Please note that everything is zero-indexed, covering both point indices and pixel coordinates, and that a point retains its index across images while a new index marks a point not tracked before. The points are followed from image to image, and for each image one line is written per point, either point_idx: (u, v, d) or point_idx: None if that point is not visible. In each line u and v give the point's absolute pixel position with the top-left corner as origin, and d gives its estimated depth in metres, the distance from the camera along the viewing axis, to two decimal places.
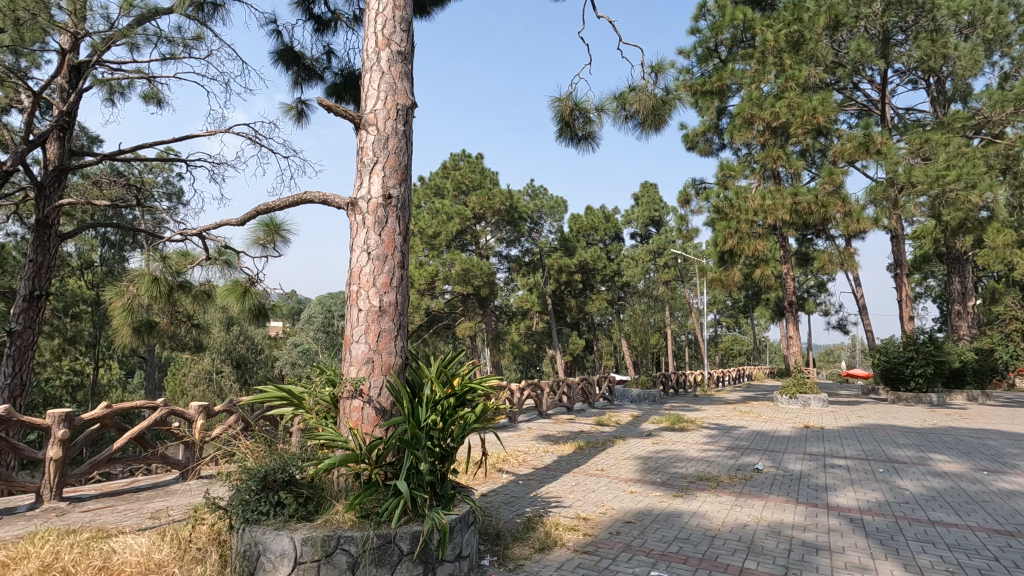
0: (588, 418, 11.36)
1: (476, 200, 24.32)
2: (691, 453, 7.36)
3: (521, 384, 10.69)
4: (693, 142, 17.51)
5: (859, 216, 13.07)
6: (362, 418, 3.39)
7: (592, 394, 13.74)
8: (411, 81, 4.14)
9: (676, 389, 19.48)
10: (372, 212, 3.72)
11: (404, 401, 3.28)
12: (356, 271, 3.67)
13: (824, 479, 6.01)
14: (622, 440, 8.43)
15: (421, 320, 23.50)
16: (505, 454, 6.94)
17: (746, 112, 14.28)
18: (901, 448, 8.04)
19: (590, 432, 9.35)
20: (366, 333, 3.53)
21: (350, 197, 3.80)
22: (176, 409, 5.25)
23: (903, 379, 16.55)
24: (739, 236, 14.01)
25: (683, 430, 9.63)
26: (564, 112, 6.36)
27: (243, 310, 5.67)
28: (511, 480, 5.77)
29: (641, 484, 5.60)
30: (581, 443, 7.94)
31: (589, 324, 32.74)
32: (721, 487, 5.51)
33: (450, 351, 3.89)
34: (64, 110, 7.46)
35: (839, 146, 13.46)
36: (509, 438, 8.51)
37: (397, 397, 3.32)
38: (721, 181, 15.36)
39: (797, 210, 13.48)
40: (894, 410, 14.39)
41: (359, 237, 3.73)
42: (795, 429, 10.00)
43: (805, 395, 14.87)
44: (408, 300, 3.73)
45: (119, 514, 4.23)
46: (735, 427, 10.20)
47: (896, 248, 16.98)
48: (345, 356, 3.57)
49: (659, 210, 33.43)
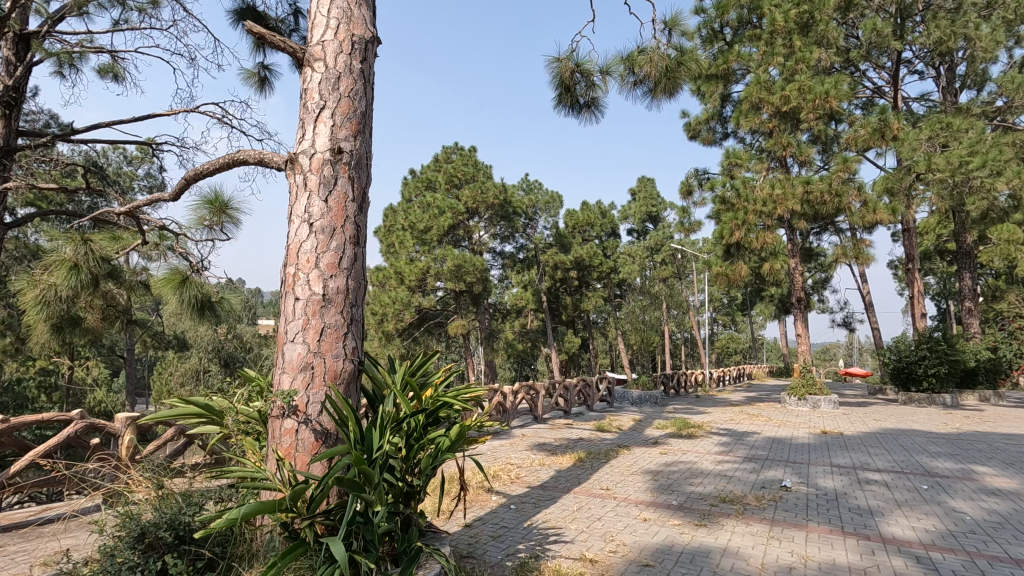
0: (586, 422, 10.49)
1: (469, 194, 23.32)
2: (706, 466, 6.52)
3: (513, 386, 9.81)
4: (695, 130, 16.72)
5: (875, 206, 12.26)
6: (296, 446, 2.50)
7: (590, 396, 12.89)
8: (372, 9, 3.24)
9: (676, 390, 18.67)
10: (316, 171, 2.84)
11: (350, 424, 2.41)
12: (294, 248, 2.78)
13: (866, 501, 5.18)
14: (627, 449, 7.58)
15: (412, 318, 22.63)
16: (496, 470, 6.07)
17: (754, 96, 13.46)
18: (936, 459, 7.25)
19: (590, 439, 8.50)
20: (304, 331, 2.64)
21: (289, 151, 2.91)
22: (96, 422, 4.25)
23: (914, 379, 15.81)
24: (746, 229, 13.22)
25: (692, 437, 8.81)
26: (564, 74, 5.47)
27: (182, 305, 4.76)
28: (500, 503, 4.90)
29: (655, 509, 4.76)
30: (580, 454, 7.07)
31: (585, 322, 31.92)
32: (748, 513, 4.67)
33: (422, 356, 3.05)
34: (7, 83, 6.36)
35: (852, 132, 12.68)
36: (500, 449, 7.63)
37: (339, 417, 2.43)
38: (727, 171, 14.50)
39: (808, 200, 12.71)
40: (908, 412, 13.60)
41: (298, 204, 2.84)
42: (811, 436, 9.17)
43: (815, 397, 14.05)
44: (362, 289, 2.84)
45: (5, 559, 3.30)
46: (746, 433, 9.38)
47: (907, 242, 16.22)
48: (277, 361, 2.68)
49: (656, 205, 32.59)
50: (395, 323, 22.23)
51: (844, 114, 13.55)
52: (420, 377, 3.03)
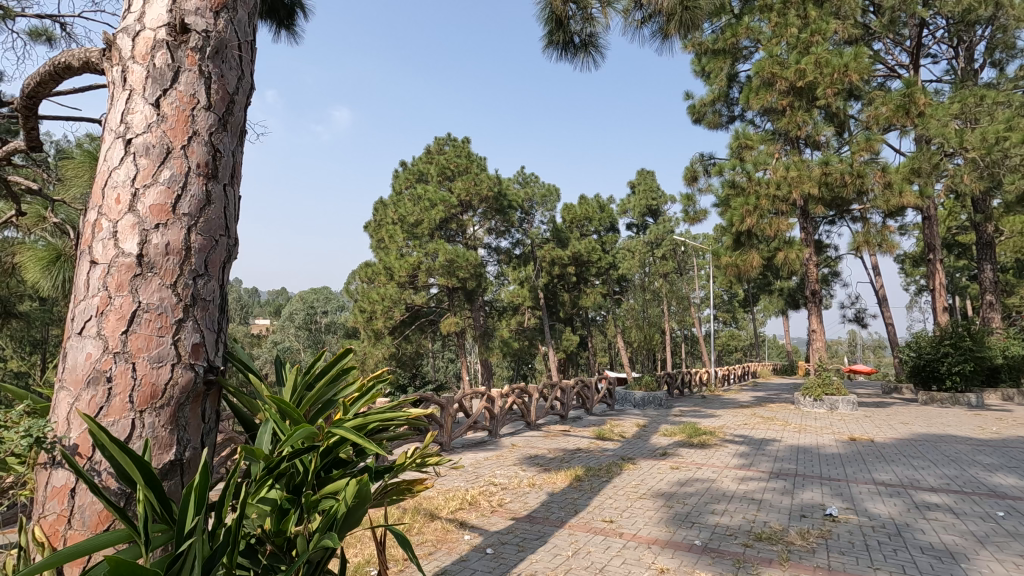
0: (585, 429, 9.42)
1: (461, 185, 22.25)
2: (727, 487, 5.43)
3: (502, 389, 8.72)
4: (700, 113, 15.60)
5: (900, 188, 11.15)
6: (70, 517, 1.41)
7: (590, 399, 11.85)
8: None
9: (681, 390, 17.64)
10: (142, 59, 1.76)
11: (142, 492, 1.28)
12: (102, 181, 1.69)
13: (938, 537, 4.09)
14: (632, 464, 6.49)
15: (402, 315, 21.57)
16: (474, 493, 4.99)
17: (765, 71, 12.39)
18: (995, 472, 6.20)
19: (589, 450, 7.42)
20: (101, 319, 1.55)
21: (104, 30, 1.82)
22: None
23: (937, 377, 14.76)
24: (758, 215, 12.18)
25: (704, 446, 7.76)
26: (554, 5, 4.36)
27: (54, 286, 3.65)
28: (474, 547, 3.78)
29: (673, 552, 3.68)
30: (578, 470, 5.98)
31: (583, 319, 30.85)
32: (795, 558, 3.58)
33: (324, 365, 1.92)
34: None
35: (873, 109, 11.64)
36: (485, 463, 6.55)
37: (125, 477, 1.29)
38: (736, 153, 13.31)
39: (827, 182, 11.60)
40: (934, 413, 12.55)
41: (113, 110, 1.75)
42: (839, 444, 8.09)
43: (832, 398, 12.97)
44: (215, 248, 1.75)
45: None
46: (765, 441, 8.30)
47: (929, 231, 15.18)
48: (57, 369, 1.58)
49: (658, 198, 31.45)
50: (384, 321, 21.24)
51: (863, 90, 12.47)
52: (318, 394, 1.91)
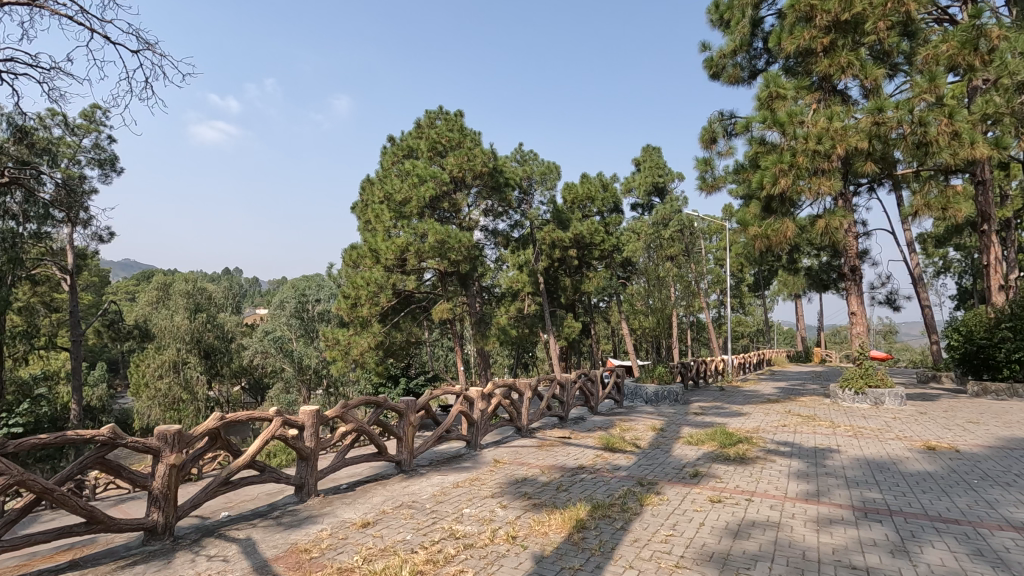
0: (590, 435, 7.62)
1: (453, 160, 20.05)
2: (804, 541, 3.61)
3: (484, 387, 6.92)
4: (718, 67, 13.45)
5: (971, 137, 9.15)
6: None
7: (594, 395, 10.03)
8: None
9: (694, 382, 15.82)
10: None
11: None
12: None
13: None
14: (656, 494, 4.64)
15: (388, 302, 19.84)
16: (417, 562, 3.19)
17: (802, 3, 10.41)
18: None
19: (593, 468, 5.59)
20: None
21: None
22: None
23: (994, 366, 12.80)
24: (794, 176, 10.18)
25: (744, 459, 5.96)
26: None
27: None
28: None
29: None
30: (580, 508, 4.14)
31: (584, 305, 28.99)
32: None
33: None
34: None
35: (930, 47, 9.79)
36: (452, 495, 4.72)
37: None
38: (765, 104, 11.17)
39: (876, 134, 9.66)
40: (997, 408, 10.66)
41: None
42: (918, 456, 6.23)
43: (877, 391, 11.10)
44: None
45: None
46: (821, 451, 6.45)
47: (987, 200, 13.23)
48: None
49: (663, 175, 29.30)
50: (370, 307, 19.48)
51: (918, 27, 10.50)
52: None
